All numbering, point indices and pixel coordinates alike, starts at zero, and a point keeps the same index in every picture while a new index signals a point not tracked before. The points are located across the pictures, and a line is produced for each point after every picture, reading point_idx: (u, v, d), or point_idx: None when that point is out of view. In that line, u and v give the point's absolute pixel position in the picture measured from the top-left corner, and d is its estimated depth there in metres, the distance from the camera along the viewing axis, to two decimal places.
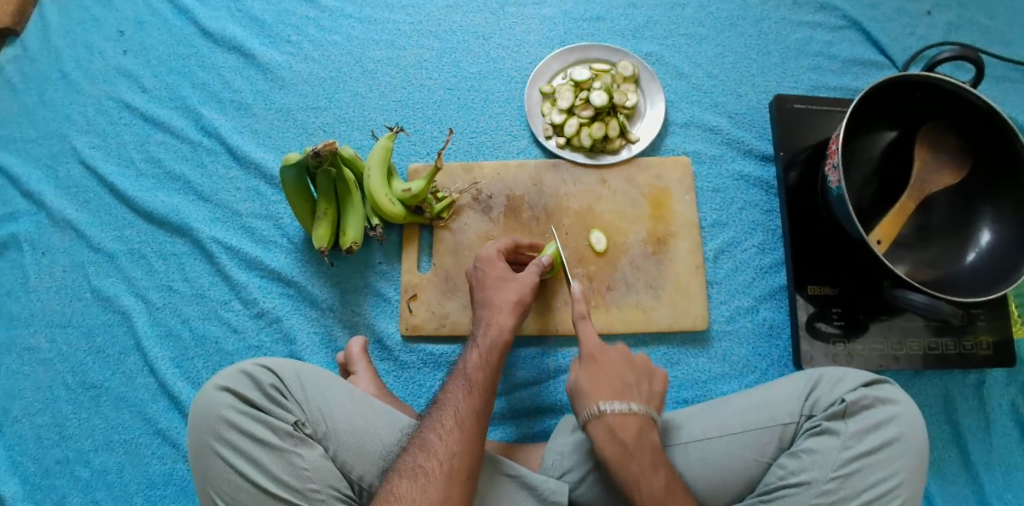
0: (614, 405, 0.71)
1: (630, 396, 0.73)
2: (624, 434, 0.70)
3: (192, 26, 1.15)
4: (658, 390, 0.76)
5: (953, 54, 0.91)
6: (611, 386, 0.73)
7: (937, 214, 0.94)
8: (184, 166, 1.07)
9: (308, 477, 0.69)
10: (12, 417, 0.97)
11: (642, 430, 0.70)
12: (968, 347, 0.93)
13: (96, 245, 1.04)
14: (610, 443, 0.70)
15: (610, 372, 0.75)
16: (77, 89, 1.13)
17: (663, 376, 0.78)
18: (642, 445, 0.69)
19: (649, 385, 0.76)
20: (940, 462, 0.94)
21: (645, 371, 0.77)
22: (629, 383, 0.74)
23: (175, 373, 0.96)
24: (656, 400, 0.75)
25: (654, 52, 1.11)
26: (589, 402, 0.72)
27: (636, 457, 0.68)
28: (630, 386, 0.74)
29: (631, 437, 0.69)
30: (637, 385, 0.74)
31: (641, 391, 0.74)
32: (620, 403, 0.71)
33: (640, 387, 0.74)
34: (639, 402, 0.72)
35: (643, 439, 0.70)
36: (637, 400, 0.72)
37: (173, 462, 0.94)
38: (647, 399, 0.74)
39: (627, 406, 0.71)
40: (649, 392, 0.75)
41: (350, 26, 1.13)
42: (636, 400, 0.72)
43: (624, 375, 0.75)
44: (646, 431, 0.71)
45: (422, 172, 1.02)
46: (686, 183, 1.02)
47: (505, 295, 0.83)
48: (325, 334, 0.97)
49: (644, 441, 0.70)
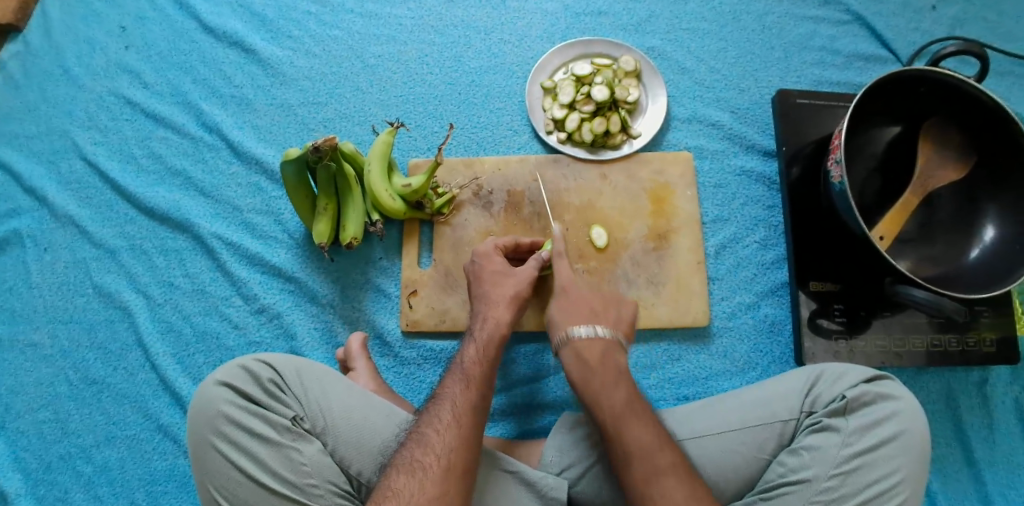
0: (584, 331, 0.79)
1: (599, 321, 0.81)
2: (588, 354, 0.78)
3: (193, 21, 1.15)
4: (627, 316, 0.84)
5: (958, 49, 0.90)
6: (583, 315, 0.81)
7: (942, 210, 0.92)
8: (186, 162, 1.07)
9: (306, 473, 0.69)
10: (15, 413, 0.97)
11: (606, 352, 0.78)
12: (971, 344, 0.92)
13: (97, 241, 1.04)
14: (575, 363, 0.77)
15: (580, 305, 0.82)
16: (79, 85, 1.13)
17: (631, 304, 0.85)
18: (605, 365, 0.76)
19: (617, 313, 0.83)
20: (942, 459, 0.94)
21: (616, 300, 0.85)
22: (597, 310, 0.82)
23: (177, 368, 0.96)
24: (625, 326, 0.83)
25: (656, 46, 1.11)
26: (561, 329, 0.81)
27: (597, 372, 0.76)
28: (598, 312, 0.82)
29: (596, 358, 0.77)
30: (604, 311, 0.82)
31: (610, 317, 0.82)
32: (588, 328, 0.79)
33: (609, 312, 0.82)
34: (607, 327, 0.80)
35: (607, 360, 0.77)
36: (604, 327, 0.80)
37: (175, 457, 0.94)
38: (614, 325, 0.81)
39: (594, 331, 0.79)
40: (616, 318, 0.82)
41: (351, 21, 1.13)
42: (602, 324, 0.80)
43: (591, 301, 0.83)
44: (611, 354, 0.78)
45: (423, 167, 1.02)
46: (687, 179, 1.01)
47: (504, 290, 0.83)
48: (325, 329, 0.97)
49: (609, 362, 0.77)
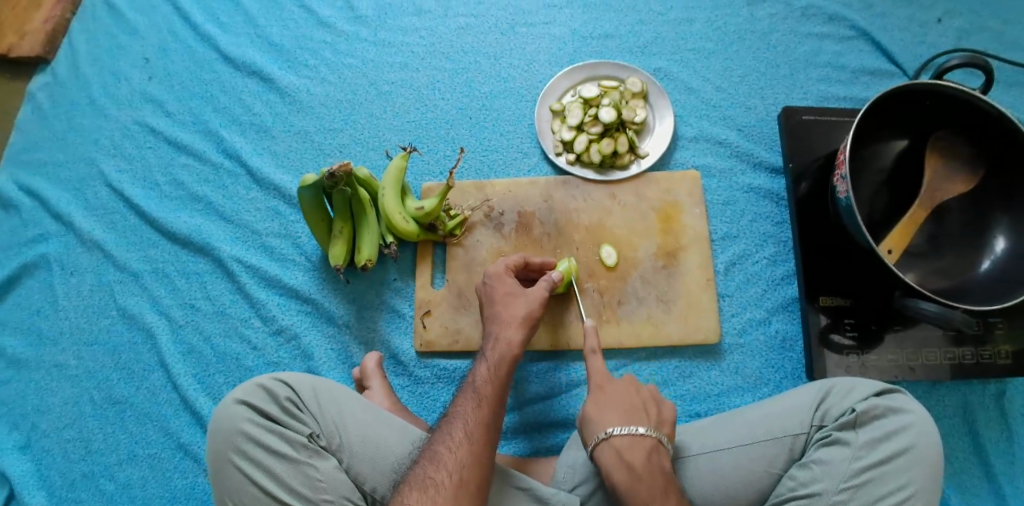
0: (622, 430, 0.72)
1: (639, 419, 0.74)
2: (631, 457, 0.70)
3: (213, 52, 1.19)
4: (668, 414, 0.76)
5: (962, 61, 0.92)
6: (621, 412, 0.74)
7: (951, 223, 0.93)
8: (207, 188, 1.11)
9: (322, 488, 0.71)
10: (41, 432, 1.00)
11: (650, 455, 0.71)
12: (987, 357, 0.92)
13: (122, 264, 1.07)
14: (620, 468, 0.70)
15: (617, 398, 0.76)
16: (104, 115, 1.17)
17: (672, 404, 0.78)
18: (652, 470, 0.69)
19: (658, 412, 0.76)
20: (961, 474, 0.93)
21: (655, 398, 0.78)
22: (637, 405, 0.75)
23: (197, 388, 0.99)
24: (667, 426, 0.75)
25: (662, 67, 1.13)
26: (598, 428, 0.74)
27: (646, 481, 0.68)
28: (639, 409, 0.75)
29: (640, 461, 0.70)
30: (645, 409, 0.75)
31: (651, 415, 0.75)
32: (627, 427, 0.72)
33: (650, 411, 0.75)
34: (648, 426, 0.73)
35: (652, 465, 0.70)
36: (645, 425, 0.73)
37: (195, 475, 0.96)
38: (656, 424, 0.74)
39: (635, 431, 0.72)
40: (658, 418, 0.75)
41: (365, 49, 1.17)
42: (643, 423, 0.73)
43: (630, 398, 0.76)
44: (654, 456, 0.71)
45: (435, 191, 1.05)
46: (696, 197, 1.03)
47: (515, 312, 0.85)
48: (341, 350, 0.99)
49: (653, 467, 0.70)
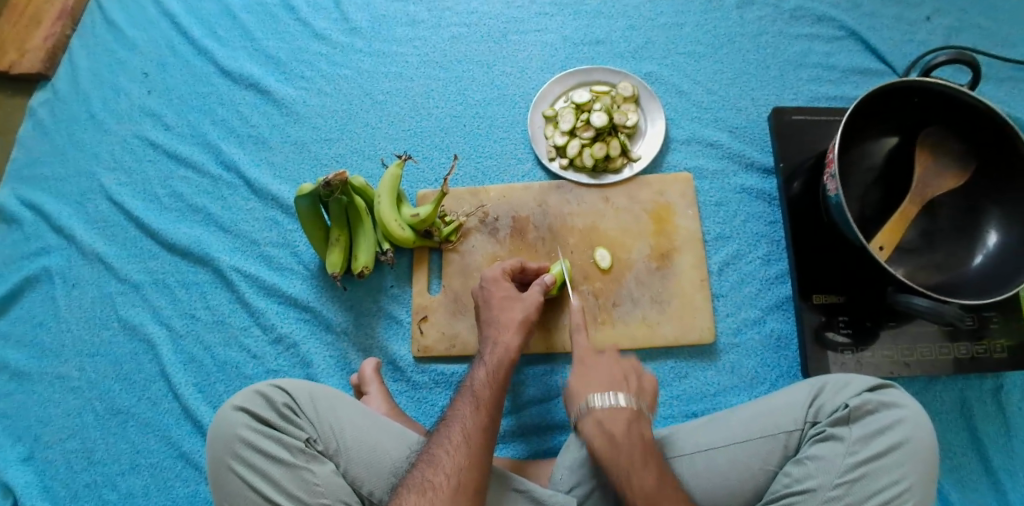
0: (602, 400, 0.74)
1: (619, 389, 0.76)
2: (612, 426, 0.72)
3: (211, 66, 1.21)
4: (648, 384, 0.78)
5: (949, 58, 0.92)
6: (602, 384, 0.77)
7: (943, 218, 0.94)
8: (205, 199, 1.12)
9: (319, 492, 0.71)
10: (44, 443, 1.01)
11: (630, 425, 0.72)
12: (982, 352, 0.92)
13: (122, 276, 1.09)
14: (600, 436, 0.72)
15: (598, 372, 0.78)
16: (104, 129, 1.19)
17: (653, 375, 0.78)
18: (631, 438, 0.71)
19: (638, 382, 0.77)
20: (960, 469, 0.93)
21: (636, 369, 0.79)
22: (617, 377, 0.77)
23: (198, 397, 1.00)
24: (648, 396, 0.77)
25: (653, 71, 1.14)
26: (579, 398, 0.76)
27: (624, 448, 0.70)
28: (619, 381, 0.77)
29: (620, 430, 0.72)
30: (625, 380, 0.77)
31: (632, 386, 0.76)
32: (607, 397, 0.74)
33: (630, 381, 0.77)
34: (629, 395, 0.75)
35: (632, 434, 0.72)
36: (625, 394, 0.75)
37: (197, 484, 0.97)
38: (636, 393, 0.76)
39: (615, 400, 0.74)
40: (638, 387, 0.76)
41: (359, 60, 1.18)
42: (624, 392, 0.75)
43: (611, 370, 0.78)
44: (634, 425, 0.73)
45: (430, 198, 1.06)
46: (688, 199, 1.03)
47: (512, 316, 0.86)
48: (340, 357, 1.00)
49: (633, 435, 0.72)
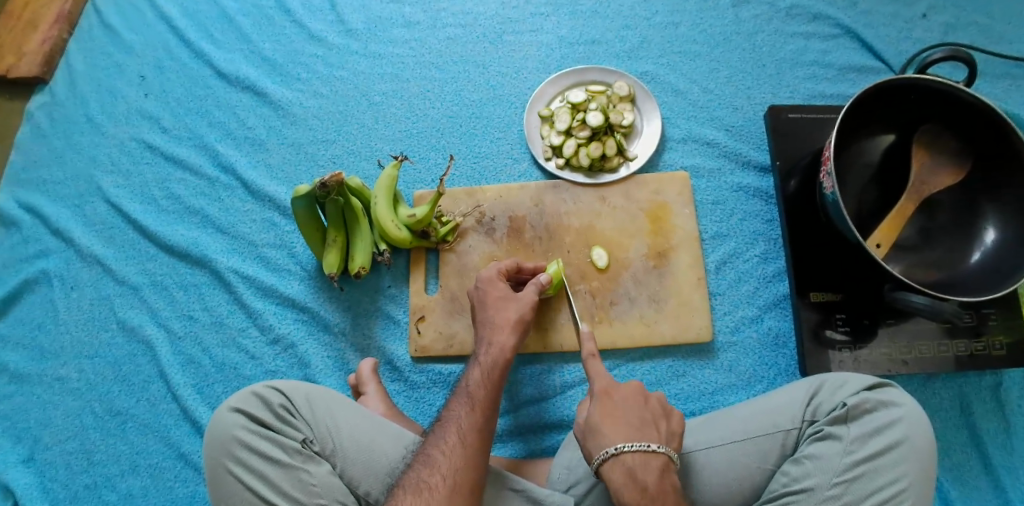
0: (634, 445, 0.69)
1: (650, 435, 0.71)
2: (644, 476, 0.67)
3: (208, 68, 1.21)
4: (677, 429, 0.74)
5: (944, 54, 0.92)
6: (630, 426, 0.71)
7: (941, 215, 0.94)
8: (203, 201, 1.12)
9: (316, 493, 0.72)
10: (43, 445, 1.01)
11: (662, 474, 0.68)
12: (981, 349, 0.92)
13: (121, 278, 1.09)
14: (632, 487, 0.67)
15: (625, 412, 0.73)
16: (102, 132, 1.20)
17: (680, 414, 0.76)
18: (664, 489, 0.67)
19: (667, 425, 0.73)
20: (960, 467, 0.92)
21: (663, 410, 0.75)
22: (647, 419, 0.72)
23: (196, 398, 1.00)
24: (675, 440, 0.73)
25: (649, 71, 1.14)
26: (605, 441, 0.70)
27: (659, 501, 0.66)
28: (649, 423, 0.72)
29: (653, 481, 0.67)
30: (655, 424, 0.72)
31: (660, 431, 0.72)
32: (637, 442, 0.69)
33: (659, 425, 0.73)
34: (659, 442, 0.70)
35: (664, 484, 0.67)
36: (656, 441, 0.70)
37: (196, 484, 0.97)
38: (666, 439, 0.72)
39: (647, 448, 0.69)
40: (668, 432, 0.73)
41: (356, 62, 1.18)
42: (654, 439, 0.70)
43: (638, 411, 0.73)
44: (666, 475, 0.68)
45: (427, 198, 1.06)
46: (685, 197, 1.03)
47: (507, 316, 0.85)
48: (337, 357, 1.00)
49: (665, 486, 0.67)
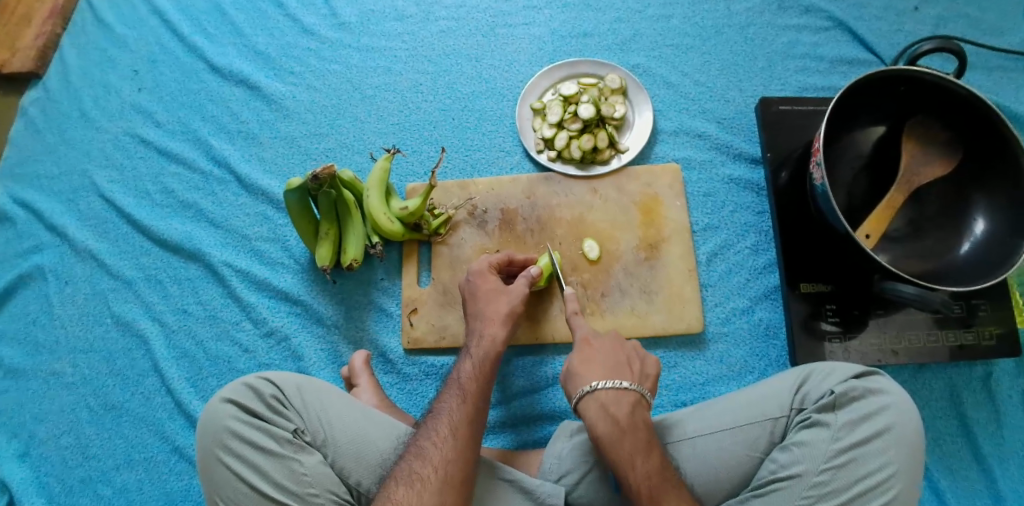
0: (607, 384, 0.72)
1: (623, 374, 0.74)
2: (615, 410, 0.71)
3: (201, 63, 1.21)
4: (652, 372, 0.77)
5: (934, 46, 0.92)
6: (604, 366, 0.75)
7: (931, 206, 0.94)
8: (196, 195, 1.12)
9: (307, 482, 0.72)
10: (38, 439, 1.02)
11: (633, 409, 0.71)
12: (971, 339, 0.92)
13: (115, 272, 1.09)
14: (606, 421, 0.70)
15: (601, 354, 0.76)
16: (95, 126, 1.20)
17: (655, 360, 0.79)
18: (636, 424, 0.70)
19: (641, 367, 0.77)
20: (950, 457, 0.93)
21: (638, 354, 0.78)
22: (621, 361, 0.76)
23: (190, 391, 1.00)
24: (649, 381, 0.76)
25: (641, 64, 1.15)
26: (580, 381, 0.74)
27: (629, 433, 0.69)
28: (622, 364, 0.75)
29: (624, 415, 0.70)
30: (628, 364, 0.75)
31: (634, 371, 0.75)
32: (610, 380, 0.72)
33: (633, 366, 0.76)
34: (632, 380, 0.74)
35: (635, 418, 0.71)
36: (628, 379, 0.73)
37: (190, 477, 0.98)
38: (639, 379, 0.75)
39: (618, 384, 0.72)
40: (641, 373, 0.76)
41: (349, 55, 1.19)
42: (627, 377, 0.74)
43: (614, 354, 0.76)
44: (638, 410, 0.72)
45: (419, 191, 1.06)
46: (676, 189, 1.04)
47: (498, 309, 0.86)
48: (331, 350, 1.01)
49: (637, 420, 0.71)
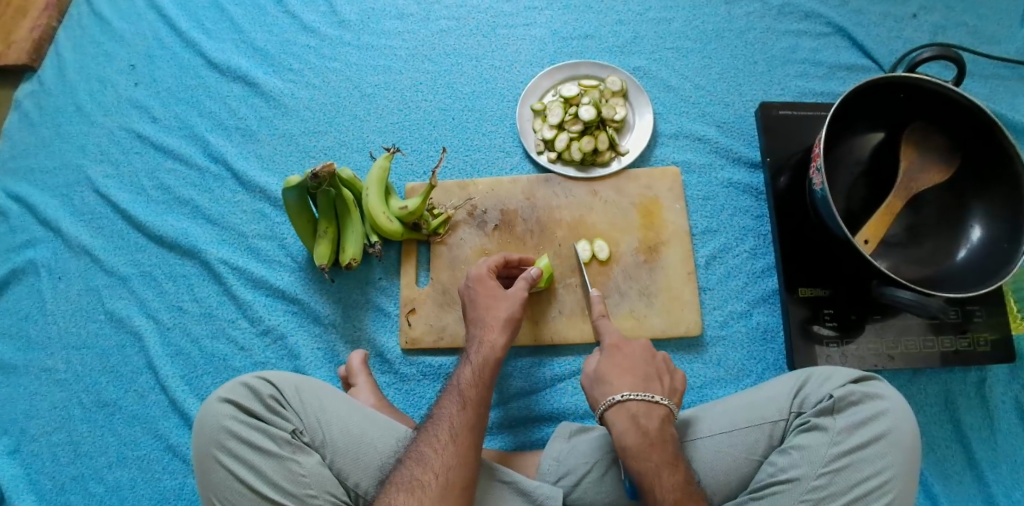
0: (637, 395, 0.74)
1: (653, 387, 0.76)
2: (646, 422, 0.72)
3: (199, 58, 1.20)
4: (677, 386, 0.79)
5: (933, 54, 0.92)
6: (635, 376, 0.76)
7: (929, 212, 0.94)
8: (193, 192, 1.11)
9: (305, 483, 0.71)
10: (29, 436, 1.00)
11: (662, 424, 0.73)
12: (965, 345, 0.93)
13: (109, 269, 1.08)
14: (635, 433, 0.71)
15: (631, 362, 0.78)
16: (90, 120, 1.18)
17: (683, 375, 0.81)
18: (663, 438, 0.72)
19: (670, 380, 0.79)
20: (945, 461, 0.94)
21: (667, 368, 0.80)
22: (651, 373, 0.77)
23: (185, 390, 0.99)
24: (676, 395, 0.78)
25: (642, 66, 1.15)
26: (610, 390, 0.75)
27: (658, 447, 0.70)
28: (654, 377, 0.77)
29: (653, 428, 0.72)
30: (659, 378, 0.77)
31: (664, 384, 0.77)
32: (641, 393, 0.74)
33: (663, 380, 0.78)
34: (662, 394, 0.75)
35: (664, 432, 0.72)
36: (659, 393, 0.75)
37: (184, 476, 0.97)
38: (668, 393, 0.77)
39: (650, 397, 0.74)
40: (671, 386, 0.78)
41: (348, 53, 1.18)
42: (657, 391, 0.75)
43: (643, 365, 0.78)
44: (666, 425, 0.73)
45: (419, 191, 1.06)
46: (676, 192, 1.04)
47: (498, 313, 0.85)
48: (328, 349, 1.00)
49: (665, 434, 0.72)
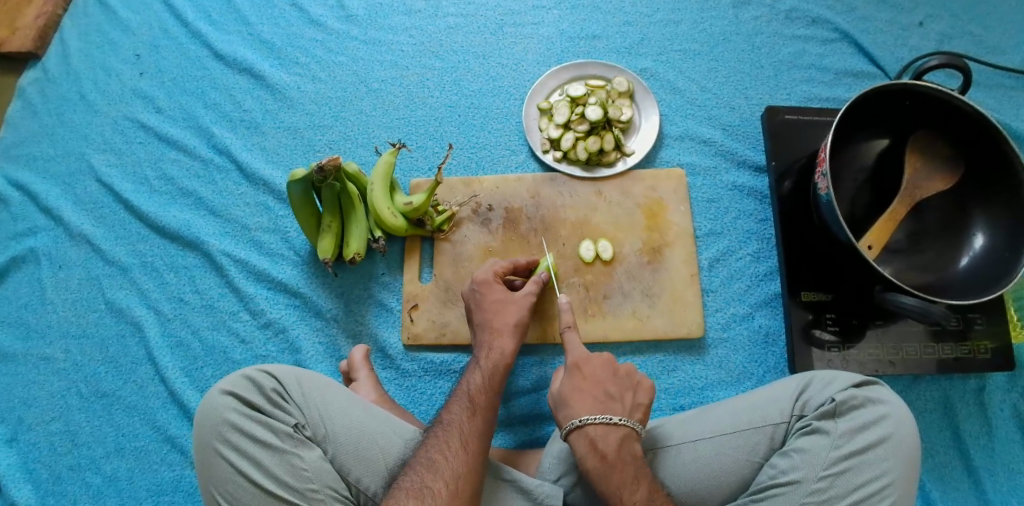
0: (595, 417, 0.74)
1: (613, 408, 0.75)
2: (604, 445, 0.72)
3: (205, 49, 1.20)
4: (642, 401, 0.77)
5: (941, 62, 0.92)
6: (597, 398, 0.76)
7: (932, 219, 0.95)
8: (197, 183, 1.11)
9: (307, 477, 0.71)
10: (27, 425, 1.00)
11: (622, 444, 0.73)
12: (966, 352, 0.93)
13: (111, 258, 1.08)
14: (594, 457, 0.72)
15: (593, 383, 0.78)
16: (94, 110, 1.18)
17: (648, 387, 0.79)
18: (623, 458, 0.72)
19: (633, 396, 0.77)
20: (942, 468, 0.94)
21: (631, 383, 0.79)
22: (612, 393, 0.77)
23: (185, 382, 0.99)
24: (640, 411, 0.77)
25: (648, 68, 1.15)
26: (570, 414, 0.75)
27: (617, 468, 0.71)
28: (613, 398, 0.76)
29: (611, 449, 0.72)
30: (620, 395, 0.77)
31: (625, 403, 0.76)
32: (600, 414, 0.74)
33: (625, 397, 0.77)
34: (621, 415, 0.75)
35: (624, 452, 0.72)
36: (618, 414, 0.74)
37: (182, 468, 0.96)
38: (629, 411, 0.76)
39: (609, 419, 0.74)
40: (632, 403, 0.77)
41: (355, 48, 1.18)
42: (616, 413, 0.75)
43: (606, 385, 0.77)
44: (627, 444, 0.73)
45: (424, 187, 1.06)
46: (680, 195, 1.04)
47: (502, 319, 0.86)
48: (329, 343, 1.00)
49: (625, 454, 0.72)
